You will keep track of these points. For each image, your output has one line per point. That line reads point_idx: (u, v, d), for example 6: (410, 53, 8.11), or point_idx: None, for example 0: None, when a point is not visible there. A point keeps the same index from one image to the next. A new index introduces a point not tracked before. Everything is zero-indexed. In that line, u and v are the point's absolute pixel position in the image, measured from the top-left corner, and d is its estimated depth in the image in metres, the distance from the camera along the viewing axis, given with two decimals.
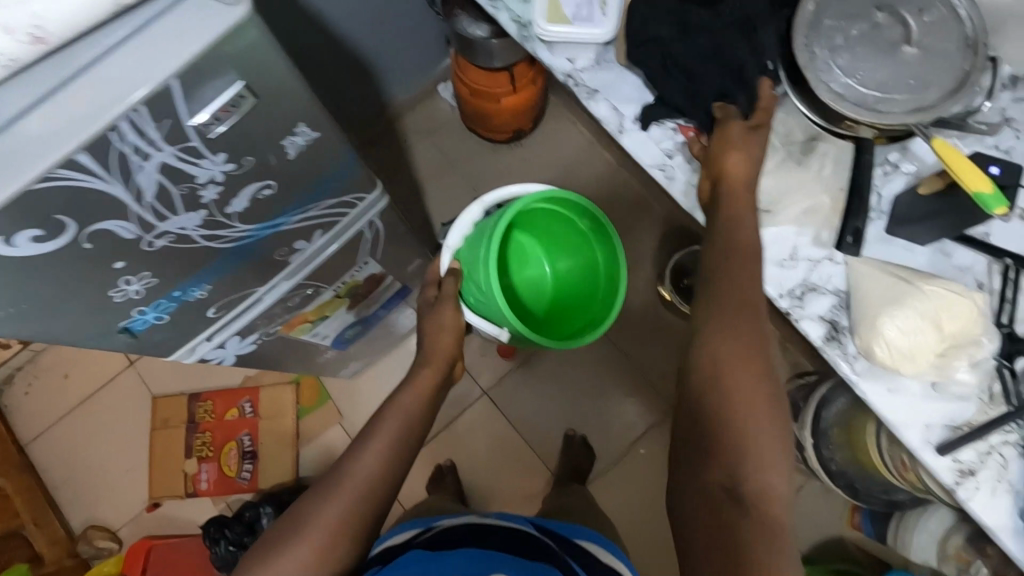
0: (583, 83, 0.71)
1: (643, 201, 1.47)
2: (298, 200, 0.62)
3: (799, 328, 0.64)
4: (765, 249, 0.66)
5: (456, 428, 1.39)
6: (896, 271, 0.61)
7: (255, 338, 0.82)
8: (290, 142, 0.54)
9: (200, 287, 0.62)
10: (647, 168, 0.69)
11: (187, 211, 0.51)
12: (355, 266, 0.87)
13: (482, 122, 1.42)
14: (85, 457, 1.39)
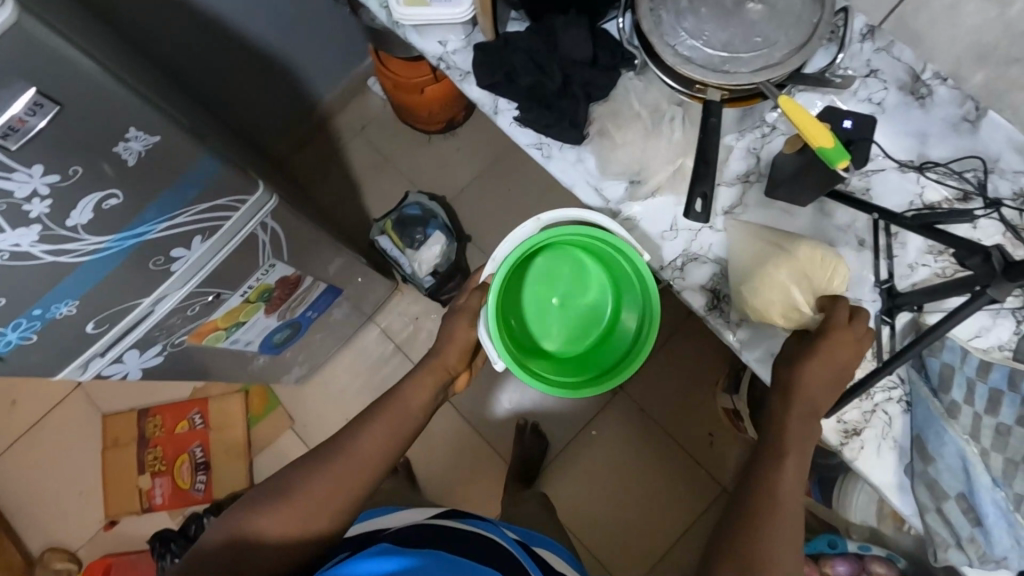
0: (455, 66, 0.69)
1: None
2: (157, 208, 0.61)
3: (682, 299, 0.63)
4: (643, 222, 0.65)
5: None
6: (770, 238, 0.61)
7: (159, 350, 0.81)
8: (123, 148, 0.52)
9: (66, 303, 0.61)
10: (525, 148, 0.68)
11: (17, 227, 0.50)
12: (260, 269, 0.85)
13: (411, 114, 1.39)
14: (39, 481, 1.38)
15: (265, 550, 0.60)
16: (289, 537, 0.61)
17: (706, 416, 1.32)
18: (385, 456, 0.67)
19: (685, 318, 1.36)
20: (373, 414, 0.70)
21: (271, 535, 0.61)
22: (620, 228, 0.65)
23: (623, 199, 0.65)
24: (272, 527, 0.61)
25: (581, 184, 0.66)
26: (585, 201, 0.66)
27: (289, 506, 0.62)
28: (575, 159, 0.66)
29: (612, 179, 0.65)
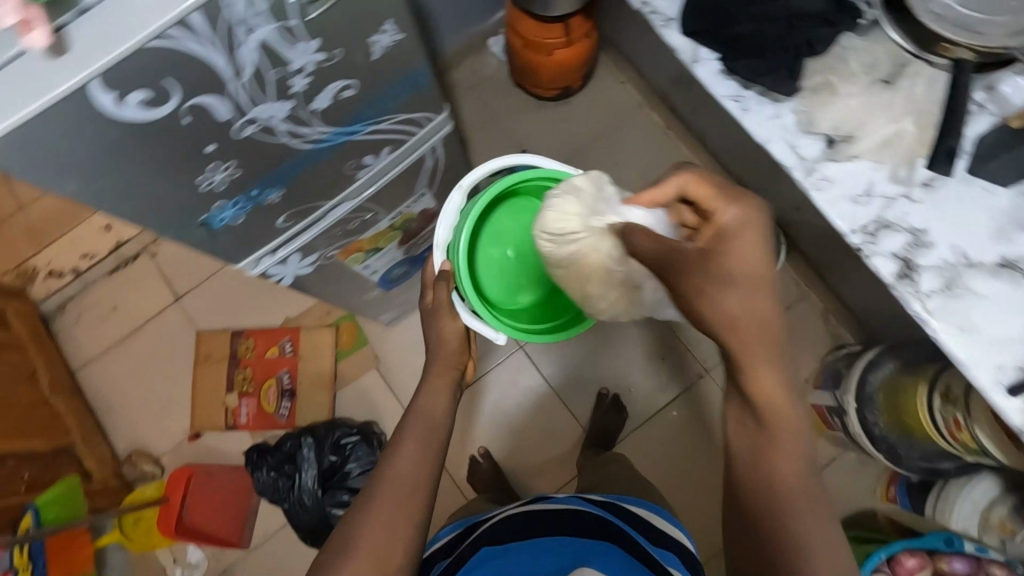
0: (659, 11, 0.70)
1: (688, 165, 1.45)
2: (371, 107, 0.63)
3: (870, 264, 0.63)
4: (838, 183, 0.65)
5: (491, 385, 1.39)
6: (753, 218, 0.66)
7: (314, 259, 0.83)
8: (376, 40, 0.54)
9: (275, 189, 0.63)
10: (720, 98, 0.68)
11: (277, 99, 0.52)
12: (412, 197, 0.87)
13: (531, 75, 1.40)
14: (131, 386, 1.44)
15: None
16: None
17: None
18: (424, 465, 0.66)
19: None
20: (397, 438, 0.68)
21: None
22: (814, 186, 0.65)
23: (819, 158, 0.65)
24: None
25: (777, 140, 0.66)
26: (779, 157, 0.66)
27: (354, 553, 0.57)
28: (773, 114, 0.66)
29: (810, 137, 0.65)
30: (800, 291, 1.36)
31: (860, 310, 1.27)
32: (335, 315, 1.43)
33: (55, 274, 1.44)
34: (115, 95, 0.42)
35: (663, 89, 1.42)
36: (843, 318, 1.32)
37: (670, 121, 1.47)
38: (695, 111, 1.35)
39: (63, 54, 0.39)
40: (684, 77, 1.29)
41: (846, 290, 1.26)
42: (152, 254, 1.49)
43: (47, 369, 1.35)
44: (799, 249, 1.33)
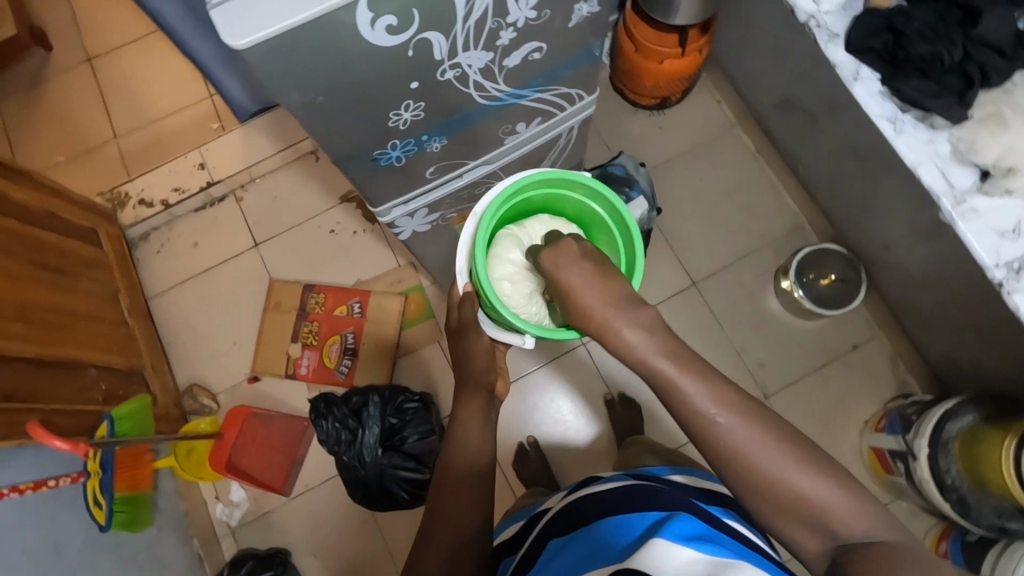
0: (825, 26, 0.77)
1: (775, 191, 1.46)
2: (544, 75, 0.65)
3: (1012, 300, 0.68)
4: (986, 216, 0.70)
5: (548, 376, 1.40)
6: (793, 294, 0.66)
7: (434, 218, 0.86)
8: (578, 9, 0.56)
9: (440, 138, 0.65)
10: (875, 118, 0.76)
11: (483, 48, 0.54)
12: None
13: (634, 81, 1.43)
14: (200, 321, 1.48)
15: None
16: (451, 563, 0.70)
17: (846, 447, 1.30)
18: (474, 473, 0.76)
19: (847, 350, 1.35)
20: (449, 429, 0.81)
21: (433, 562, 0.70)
22: (962, 216, 0.70)
23: (971, 190, 0.71)
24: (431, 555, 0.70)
25: (928, 165, 0.72)
26: (930, 183, 0.72)
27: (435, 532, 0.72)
28: (928, 139, 0.73)
29: (963, 166, 0.72)
30: (872, 332, 1.35)
31: (934, 360, 1.25)
32: (406, 284, 1.45)
33: (146, 204, 1.50)
34: (371, 16, 0.44)
35: (762, 113, 1.43)
36: (913, 366, 1.31)
37: (762, 145, 1.47)
38: (794, 138, 1.35)
39: None
40: (790, 104, 1.30)
41: (925, 338, 1.25)
42: (238, 199, 1.54)
43: (127, 292, 1.40)
44: (879, 290, 1.33)
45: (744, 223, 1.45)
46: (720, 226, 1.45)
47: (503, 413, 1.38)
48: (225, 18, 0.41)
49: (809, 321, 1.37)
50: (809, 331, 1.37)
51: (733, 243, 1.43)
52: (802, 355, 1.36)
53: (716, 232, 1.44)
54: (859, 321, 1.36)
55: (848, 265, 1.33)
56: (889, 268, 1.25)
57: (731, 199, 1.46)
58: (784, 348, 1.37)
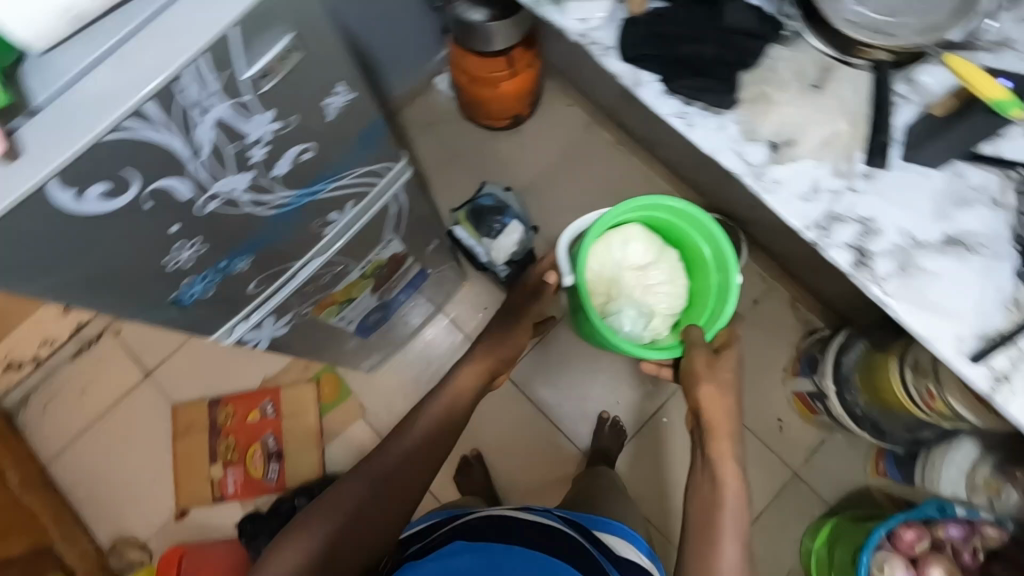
0: (597, 42, 0.73)
1: (645, 175, 1.50)
2: (332, 167, 0.63)
3: (829, 256, 0.66)
4: (788, 184, 0.68)
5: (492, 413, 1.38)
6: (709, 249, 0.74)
7: (288, 319, 0.82)
8: (329, 102, 0.55)
9: (244, 257, 0.63)
10: (666, 117, 0.70)
11: (237, 171, 0.52)
12: (380, 243, 0.88)
13: (481, 108, 1.43)
14: (109, 470, 1.38)
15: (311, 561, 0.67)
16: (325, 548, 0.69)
17: (773, 399, 1.35)
18: (412, 480, 0.74)
19: (749, 307, 1.40)
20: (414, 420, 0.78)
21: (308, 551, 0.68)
22: (766, 189, 0.68)
23: (766, 163, 0.68)
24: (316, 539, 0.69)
25: (724, 150, 0.69)
26: (728, 166, 0.69)
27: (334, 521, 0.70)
28: (717, 125, 0.69)
29: (754, 144, 0.68)
30: (768, 284, 1.40)
31: (826, 296, 1.32)
32: (315, 369, 1.40)
33: (13, 367, 1.35)
34: (73, 191, 0.41)
35: (610, 107, 1.46)
36: (812, 305, 1.37)
37: (621, 137, 1.51)
38: (644, 124, 1.39)
39: (17, 158, 0.39)
40: (630, 94, 1.34)
41: (812, 277, 1.31)
42: (116, 332, 1.44)
43: (16, 466, 1.29)
44: (761, 244, 1.38)
45: None
46: None
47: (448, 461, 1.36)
48: None
49: None
50: None
51: None
52: None
53: None
54: (753, 276, 1.41)
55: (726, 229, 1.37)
56: (761, 222, 1.30)
57: (606, 194, 1.49)
58: None
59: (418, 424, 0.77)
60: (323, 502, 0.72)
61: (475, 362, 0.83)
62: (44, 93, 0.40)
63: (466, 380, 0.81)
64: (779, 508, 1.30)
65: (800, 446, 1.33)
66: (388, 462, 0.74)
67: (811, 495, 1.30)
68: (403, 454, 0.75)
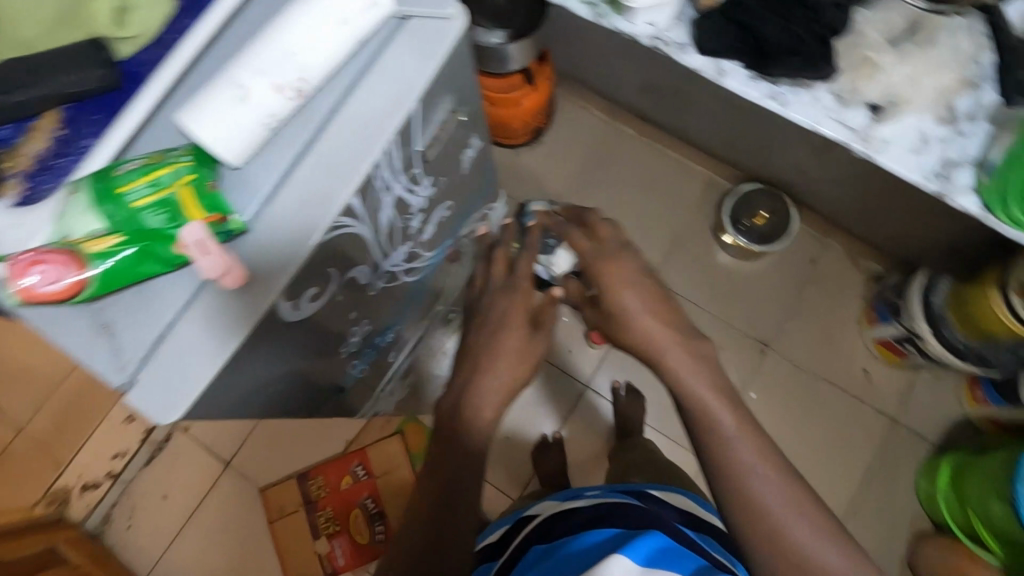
0: (671, 42, 0.73)
1: (674, 159, 1.49)
2: (458, 219, 0.63)
3: (955, 204, 0.66)
4: (897, 142, 0.68)
5: (533, 414, 1.38)
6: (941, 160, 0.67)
7: (408, 375, 0.82)
8: (465, 155, 0.55)
9: (391, 327, 0.62)
10: (758, 101, 0.71)
11: (402, 245, 0.51)
12: (478, 284, 0.88)
13: (502, 129, 1.44)
14: (212, 571, 1.34)
15: None
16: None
17: (853, 353, 1.36)
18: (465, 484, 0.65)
19: (808, 268, 1.40)
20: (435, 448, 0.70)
21: None
22: (877, 150, 0.68)
23: (869, 125, 0.69)
24: None
25: (825, 120, 0.69)
26: (833, 135, 0.69)
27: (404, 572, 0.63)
28: (811, 99, 0.69)
29: (852, 109, 0.69)
30: (821, 241, 1.41)
31: (882, 242, 1.33)
32: (397, 421, 1.37)
33: (91, 486, 1.33)
34: (293, 300, 0.42)
35: (627, 101, 1.47)
36: (869, 252, 1.38)
37: (642, 127, 1.51)
38: (668, 111, 1.40)
39: (248, 277, 0.41)
40: (650, 85, 1.35)
41: (866, 226, 1.32)
42: (184, 430, 1.40)
43: None
44: (806, 204, 1.39)
45: (664, 202, 1.47)
46: (644, 215, 1.48)
47: (529, 466, 1.37)
48: (148, 396, 0.40)
49: (763, 258, 1.41)
50: (768, 268, 1.41)
51: (664, 224, 1.46)
52: (773, 290, 1.40)
53: (644, 223, 1.47)
54: (804, 236, 1.42)
55: (771, 196, 1.37)
56: (807, 182, 1.31)
57: (640, 186, 1.49)
58: (755, 294, 1.41)
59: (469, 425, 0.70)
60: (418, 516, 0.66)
61: (496, 372, 0.72)
62: (250, 204, 0.42)
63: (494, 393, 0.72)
64: (883, 456, 1.31)
65: (890, 392, 1.33)
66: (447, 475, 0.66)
67: (913, 437, 1.31)
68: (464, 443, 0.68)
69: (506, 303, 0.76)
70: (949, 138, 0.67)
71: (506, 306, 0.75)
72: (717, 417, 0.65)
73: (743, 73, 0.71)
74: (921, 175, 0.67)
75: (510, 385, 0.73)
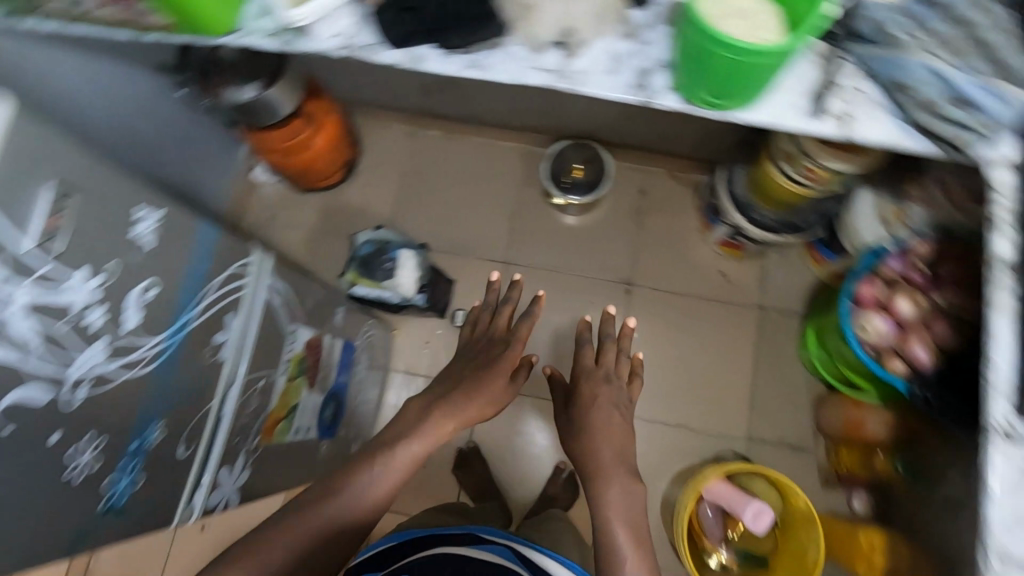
0: (360, 45, 0.72)
1: (487, 143, 1.52)
2: (187, 293, 0.59)
3: (663, 106, 0.70)
4: (594, 69, 0.71)
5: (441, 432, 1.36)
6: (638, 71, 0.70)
7: (243, 461, 0.76)
8: (139, 229, 0.51)
9: (153, 427, 0.57)
10: (461, 73, 0.71)
11: (86, 346, 0.48)
12: (288, 339, 0.84)
13: (310, 174, 1.41)
14: None
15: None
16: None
17: (706, 260, 1.42)
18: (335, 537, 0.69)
19: (640, 199, 1.46)
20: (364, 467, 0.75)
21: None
22: (580, 82, 0.70)
23: (565, 62, 0.71)
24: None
25: (525, 71, 0.71)
26: (539, 82, 0.71)
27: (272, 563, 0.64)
28: (506, 56, 0.71)
29: (545, 52, 0.71)
30: (643, 170, 1.47)
31: (691, 153, 1.40)
32: None
33: None
34: None
35: (421, 106, 1.47)
36: (687, 166, 1.45)
37: (447, 124, 1.52)
38: (458, 102, 1.41)
39: None
40: (429, 84, 1.36)
41: (671, 144, 1.39)
42: None
43: None
44: (615, 142, 1.44)
45: (492, 187, 1.50)
46: (479, 205, 1.49)
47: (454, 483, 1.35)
48: None
49: (598, 205, 1.46)
50: (606, 212, 1.46)
51: (500, 207, 1.48)
52: (618, 230, 1.45)
53: (480, 212, 1.49)
54: (626, 172, 1.47)
55: (582, 147, 1.41)
56: (604, 123, 1.36)
57: (465, 179, 1.50)
58: (603, 241, 1.45)
59: (367, 473, 0.74)
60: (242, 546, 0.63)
61: (468, 401, 0.87)
62: None
63: (437, 433, 0.83)
64: (765, 341, 1.38)
65: (749, 283, 1.40)
66: (317, 510, 0.69)
67: (783, 314, 1.38)
68: (358, 492, 0.72)
69: (502, 358, 0.94)
70: (636, 49, 0.71)
71: (493, 363, 0.93)
72: (620, 534, 0.78)
73: (434, 52, 0.71)
74: (624, 93, 0.70)
75: (478, 415, 0.89)
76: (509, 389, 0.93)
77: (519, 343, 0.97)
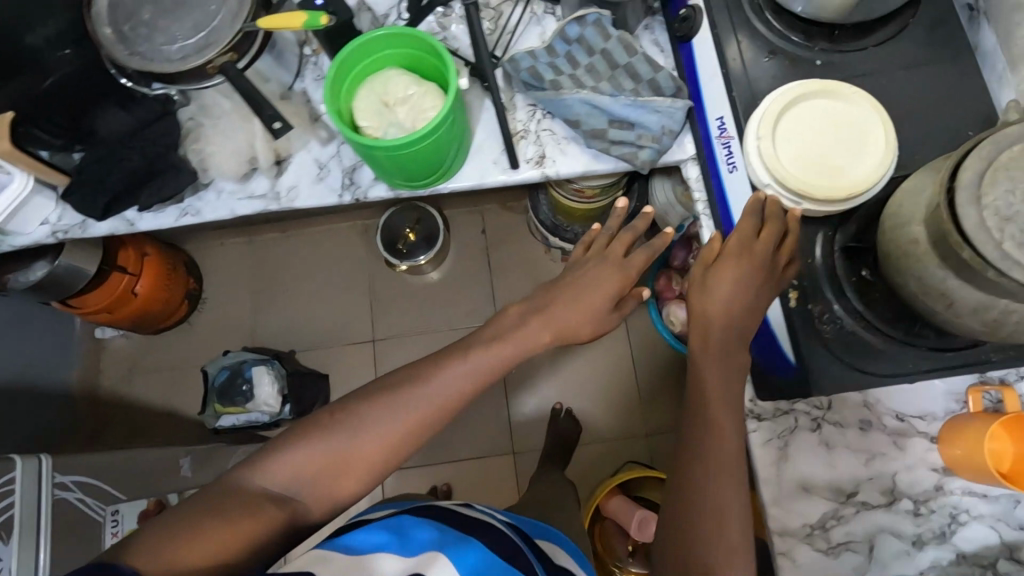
0: (69, 225, 0.72)
1: (324, 230, 1.51)
2: None
3: (374, 198, 0.71)
4: (301, 182, 0.72)
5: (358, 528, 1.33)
6: (344, 171, 0.72)
7: None
8: None
9: None
10: (177, 222, 0.72)
11: None
12: (109, 521, 0.81)
13: (150, 318, 1.38)
14: None
15: (285, 479, 0.54)
16: (301, 475, 0.54)
17: None
18: (405, 441, 0.56)
19: (484, 238, 1.48)
20: (452, 361, 0.59)
21: (294, 467, 0.54)
22: (291, 199, 0.72)
23: (272, 183, 0.72)
24: (295, 461, 0.54)
25: (236, 204, 0.72)
26: (253, 210, 0.72)
27: (325, 457, 0.54)
28: (214, 195, 0.72)
29: (251, 179, 0.72)
30: (479, 211, 1.49)
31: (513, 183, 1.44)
32: None
33: None
34: None
35: (245, 216, 1.47)
36: (517, 194, 1.48)
37: (280, 224, 1.51)
38: None
39: None
40: None
41: None
42: None
43: None
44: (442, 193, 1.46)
45: (338, 272, 1.49)
46: (332, 292, 1.48)
47: None
48: None
49: (447, 257, 1.47)
50: (455, 260, 1.47)
51: (353, 288, 1.48)
52: (472, 274, 1.47)
53: (336, 299, 1.47)
54: (464, 217, 1.49)
55: (409, 209, 1.43)
56: None
57: (312, 272, 1.49)
58: (460, 289, 1.46)
59: (442, 371, 0.58)
60: (321, 423, 0.56)
61: (562, 308, 0.62)
62: None
63: (536, 329, 0.61)
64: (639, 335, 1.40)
65: None
66: (393, 395, 0.56)
67: None
68: (440, 388, 0.57)
69: (601, 260, 0.65)
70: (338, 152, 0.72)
71: (589, 275, 0.63)
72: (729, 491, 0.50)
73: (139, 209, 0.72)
74: (336, 195, 0.72)
75: (562, 334, 0.61)
76: (612, 316, 0.63)
77: (631, 267, 0.65)
